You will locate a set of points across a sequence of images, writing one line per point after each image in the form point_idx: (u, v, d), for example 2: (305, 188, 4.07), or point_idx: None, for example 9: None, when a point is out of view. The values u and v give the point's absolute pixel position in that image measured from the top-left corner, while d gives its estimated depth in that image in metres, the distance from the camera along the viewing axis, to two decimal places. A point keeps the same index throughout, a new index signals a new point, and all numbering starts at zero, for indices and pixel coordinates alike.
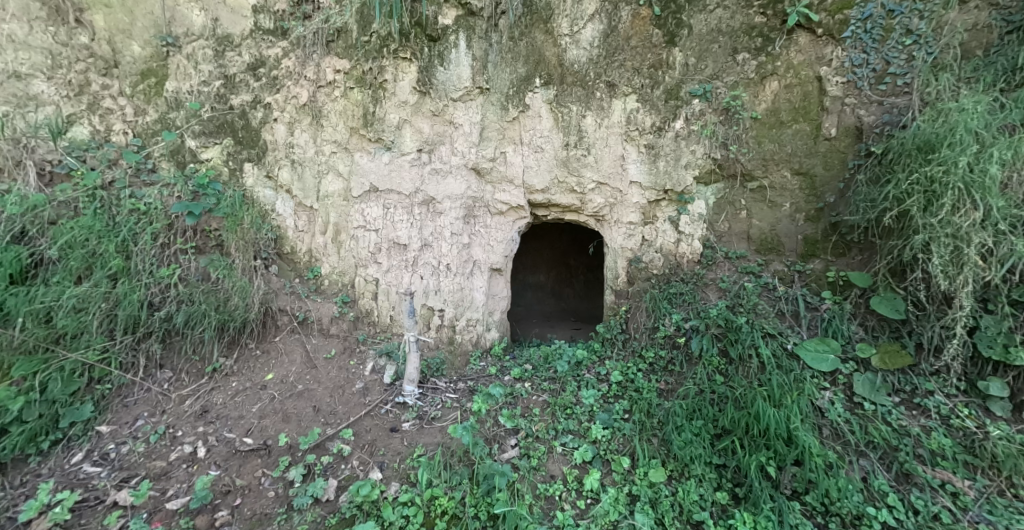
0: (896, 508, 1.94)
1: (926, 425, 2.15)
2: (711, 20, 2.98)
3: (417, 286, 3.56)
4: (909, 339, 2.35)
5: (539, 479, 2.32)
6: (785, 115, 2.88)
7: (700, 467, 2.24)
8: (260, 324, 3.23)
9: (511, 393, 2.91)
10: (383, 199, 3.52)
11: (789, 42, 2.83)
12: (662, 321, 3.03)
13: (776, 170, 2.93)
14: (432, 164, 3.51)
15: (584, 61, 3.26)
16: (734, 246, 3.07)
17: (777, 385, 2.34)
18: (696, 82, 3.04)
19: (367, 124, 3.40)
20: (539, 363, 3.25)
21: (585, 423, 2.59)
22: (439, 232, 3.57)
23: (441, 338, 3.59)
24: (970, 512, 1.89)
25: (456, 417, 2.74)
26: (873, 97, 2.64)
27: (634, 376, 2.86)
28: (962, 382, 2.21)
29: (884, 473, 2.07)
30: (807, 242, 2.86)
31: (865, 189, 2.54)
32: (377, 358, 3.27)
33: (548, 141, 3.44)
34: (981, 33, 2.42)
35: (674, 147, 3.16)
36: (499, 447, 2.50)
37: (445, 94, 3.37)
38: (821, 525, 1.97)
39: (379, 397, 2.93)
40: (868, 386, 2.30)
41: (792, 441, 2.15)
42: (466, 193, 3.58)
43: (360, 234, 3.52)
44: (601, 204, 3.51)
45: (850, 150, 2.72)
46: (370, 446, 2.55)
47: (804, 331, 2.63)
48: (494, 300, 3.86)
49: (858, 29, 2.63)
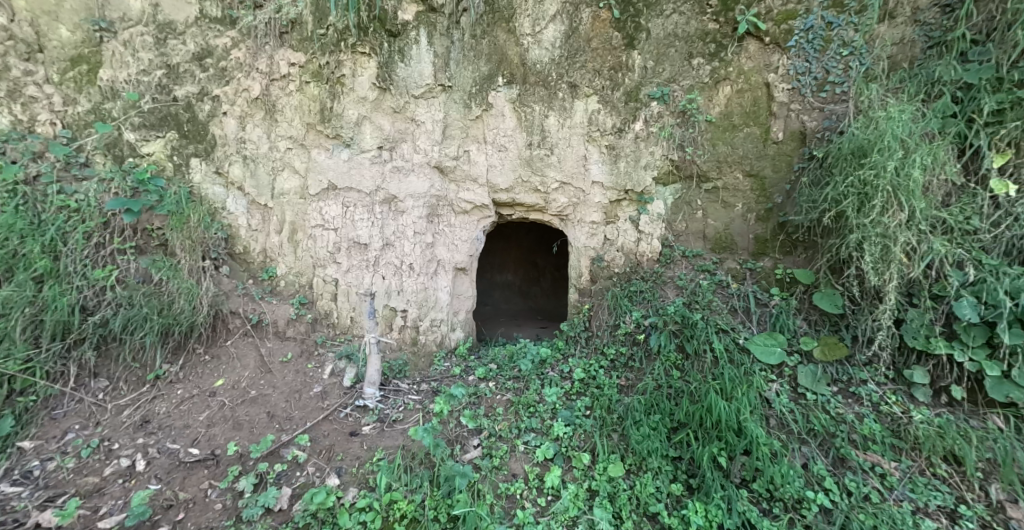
0: (832, 491, 2.05)
1: (859, 412, 2.29)
2: (668, 25, 3.07)
3: (378, 287, 3.49)
4: (846, 332, 2.50)
5: (500, 478, 2.32)
6: (737, 119, 3.00)
7: (656, 460, 2.31)
8: (210, 328, 3.07)
9: (474, 392, 2.90)
10: (342, 197, 3.43)
11: (740, 49, 2.95)
12: (622, 318, 3.10)
13: (729, 171, 3.05)
14: (394, 162, 3.44)
15: (546, 61, 3.29)
16: (690, 244, 3.17)
17: (729, 379, 2.44)
18: (654, 85, 3.13)
19: (324, 120, 3.30)
20: (503, 363, 3.26)
21: (548, 421, 2.61)
22: (401, 230, 3.51)
23: (404, 339, 3.52)
24: (895, 492, 2.03)
25: (418, 419, 2.71)
26: (815, 103, 2.79)
27: (596, 373, 2.91)
28: (891, 370, 2.36)
29: (822, 458, 2.19)
30: (758, 241, 3.00)
31: (807, 191, 2.69)
32: (336, 361, 3.18)
33: (512, 140, 3.45)
34: (907, 47, 2.60)
35: (634, 148, 3.24)
36: (461, 447, 2.50)
37: (406, 91, 3.31)
38: (766, 510, 2.07)
39: (338, 400, 2.86)
40: (810, 377, 2.43)
41: (741, 432, 2.25)
42: (429, 192, 3.53)
43: (318, 233, 3.42)
44: (564, 204, 3.55)
45: (795, 154, 2.87)
46: (326, 452, 2.47)
47: (754, 326, 2.75)
48: (458, 300, 3.83)
49: (801, 39, 2.77)
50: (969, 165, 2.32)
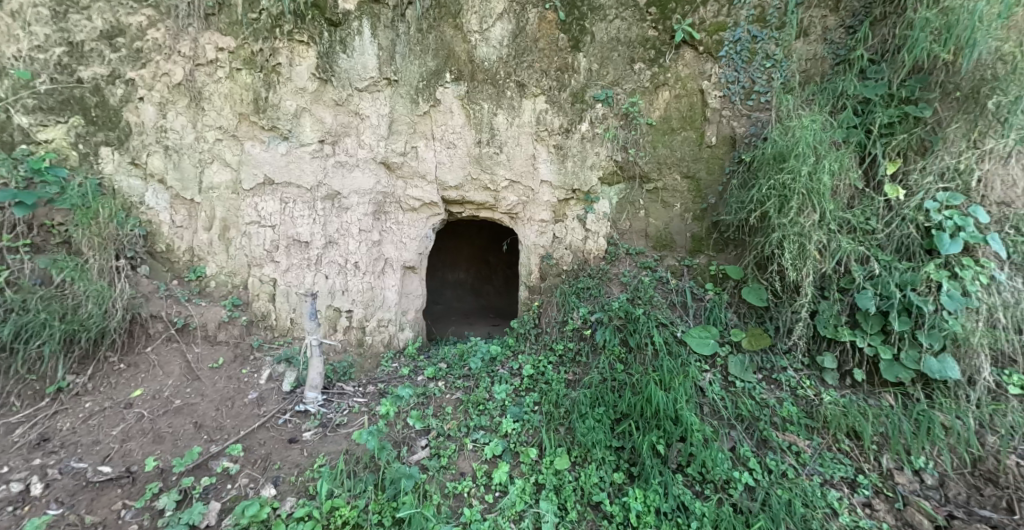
0: (756, 471, 2.21)
1: (779, 396, 2.48)
2: (611, 30, 3.17)
3: (321, 287, 3.35)
4: (769, 324, 2.70)
5: (447, 477, 2.31)
6: (675, 123, 3.15)
7: (600, 451, 2.38)
8: (125, 333, 2.83)
9: (423, 392, 2.87)
10: (280, 192, 3.26)
11: (677, 56, 3.10)
12: (570, 315, 3.18)
13: (668, 173, 3.20)
14: (336, 156, 3.31)
15: (494, 60, 3.30)
16: (634, 242, 3.31)
17: (667, 370, 2.57)
18: (599, 87, 3.22)
19: (258, 110, 3.12)
20: (454, 361, 3.24)
21: (496, 418, 2.63)
22: (345, 228, 3.39)
23: (349, 341, 3.41)
24: (808, 467, 2.22)
25: (363, 422, 2.65)
26: (743, 111, 2.99)
27: (545, 369, 2.96)
28: (806, 357, 2.58)
29: (748, 441, 2.35)
30: (695, 239, 3.17)
31: (737, 192, 2.88)
32: (275, 365, 3.02)
33: (460, 137, 3.43)
34: (818, 62, 2.83)
35: (581, 148, 3.32)
36: (408, 449, 2.46)
37: (348, 83, 3.20)
38: (699, 492, 2.20)
39: (276, 407, 2.72)
40: (739, 366, 2.60)
41: (678, 420, 2.37)
42: (375, 189, 3.44)
43: (254, 230, 3.24)
44: (513, 203, 3.58)
45: (727, 157, 3.06)
46: (261, 461, 2.35)
47: (690, 319, 2.90)
48: (407, 299, 3.76)
49: (730, 50, 2.96)
50: (868, 171, 2.57)
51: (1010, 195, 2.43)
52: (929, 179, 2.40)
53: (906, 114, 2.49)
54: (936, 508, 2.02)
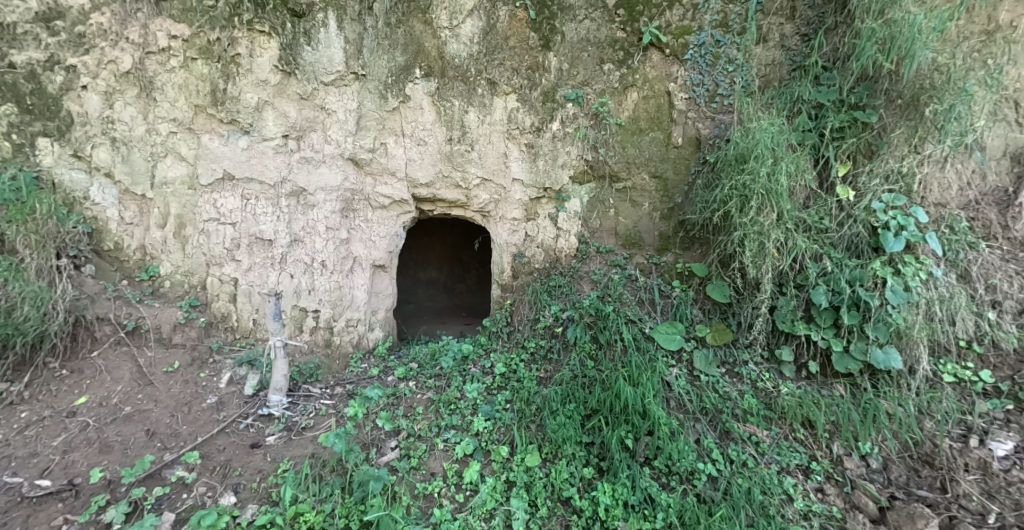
0: (718, 461, 2.29)
1: (741, 389, 2.57)
2: (581, 30, 3.20)
3: (286, 286, 3.25)
4: (732, 319, 2.79)
5: (417, 478, 2.29)
6: (643, 124, 3.21)
7: (571, 446, 2.41)
8: (68, 337, 2.67)
9: (393, 393, 2.83)
10: (241, 188, 3.14)
11: (645, 58, 3.16)
12: (542, 312, 3.21)
13: (637, 173, 3.26)
14: (301, 152, 3.21)
15: (464, 56, 3.27)
16: (604, 241, 3.36)
17: (635, 366, 2.62)
18: (569, 87, 3.25)
19: (216, 102, 2.99)
20: (425, 361, 3.21)
21: (468, 417, 2.63)
22: (312, 226, 3.30)
23: (316, 341, 3.30)
24: (766, 456, 2.32)
25: (330, 424, 2.58)
26: (707, 113, 3.07)
27: (517, 367, 2.97)
28: (765, 351, 2.67)
29: (712, 432, 2.43)
30: (662, 238, 3.24)
31: (702, 192, 2.96)
32: (236, 368, 2.91)
33: (431, 134, 3.39)
34: (776, 68, 2.94)
35: (552, 147, 3.34)
36: (377, 451, 2.42)
37: (313, 76, 3.12)
38: (665, 484, 2.25)
39: (237, 411, 2.63)
40: (704, 361, 2.68)
41: (646, 414, 2.42)
42: (342, 185, 3.35)
43: (212, 227, 3.10)
44: (485, 201, 3.56)
45: (692, 157, 3.14)
46: (221, 468, 2.26)
47: (658, 316, 2.97)
48: (376, 299, 3.68)
49: (695, 53, 3.04)
50: (822, 173, 2.70)
51: (946, 196, 2.61)
52: (876, 181, 2.53)
53: (855, 120, 2.61)
54: (880, 490, 2.14)
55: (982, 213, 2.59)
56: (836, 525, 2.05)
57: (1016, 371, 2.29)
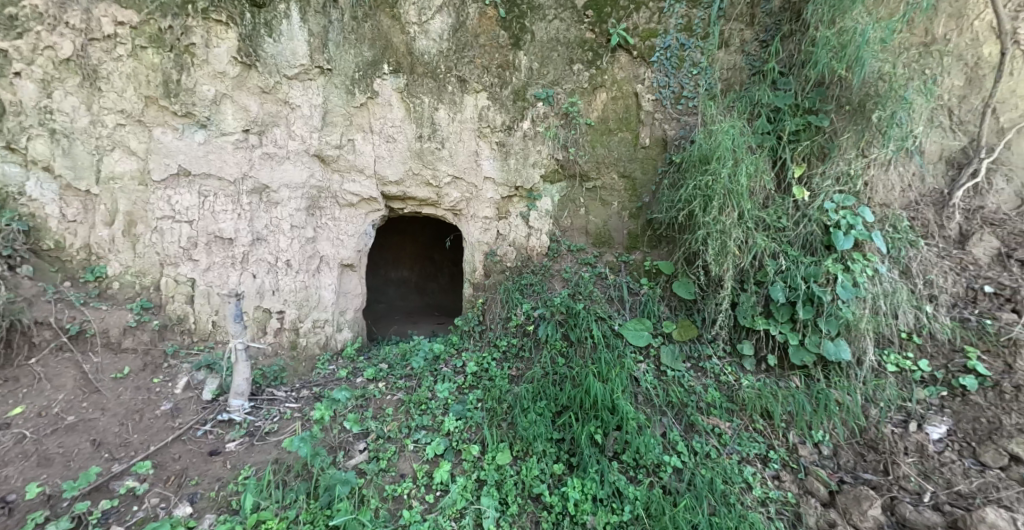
0: (683, 453, 2.35)
1: (705, 382, 2.65)
2: (550, 30, 3.22)
3: (247, 287, 3.13)
4: (697, 315, 2.87)
5: (386, 480, 2.25)
6: (612, 124, 3.26)
7: (542, 443, 2.43)
8: (2, 344, 2.48)
9: (362, 394, 2.78)
10: (198, 185, 3.00)
11: (613, 59, 3.20)
12: (514, 311, 3.22)
13: (606, 172, 3.31)
14: (263, 147, 3.10)
15: (433, 53, 3.24)
16: (575, 239, 3.39)
17: (605, 362, 2.66)
18: (540, 86, 3.27)
19: (169, 94, 2.85)
20: (395, 361, 3.16)
21: (439, 417, 2.60)
22: (276, 224, 3.20)
23: (280, 344, 3.19)
24: (728, 447, 2.40)
25: (295, 428, 2.51)
26: (673, 114, 3.14)
27: (488, 366, 2.97)
28: (728, 345, 2.76)
29: (677, 426, 2.50)
30: (631, 236, 3.29)
31: (668, 192, 3.03)
32: (193, 373, 2.79)
33: (400, 131, 3.33)
34: (737, 72, 3.05)
35: (523, 146, 3.35)
36: (345, 454, 2.37)
37: (275, 69, 3.01)
38: (633, 477, 2.30)
39: (194, 417, 2.51)
40: (670, 356, 2.75)
41: (615, 409, 2.46)
42: (307, 183, 3.26)
43: (166, 226, 2.96)
44: (457, 199, 3.53)
45: (659, 158, 3.21)
46: (176, 478, 2.16)
47: (627, 313, 3.02)
48: (345, 299, 3.59)
49: (661, 56, 3.11)
50: (779, 174, 2.81)
51: (890, 197, 2.77)
52: (828, 183, 2.66)
53: (809, 124, 2.73)
54: (830, 474, 2.26)
55: (921, 213, 2.76)
56: (791, 510, 2.14)
57: (950, 360, 2.43)
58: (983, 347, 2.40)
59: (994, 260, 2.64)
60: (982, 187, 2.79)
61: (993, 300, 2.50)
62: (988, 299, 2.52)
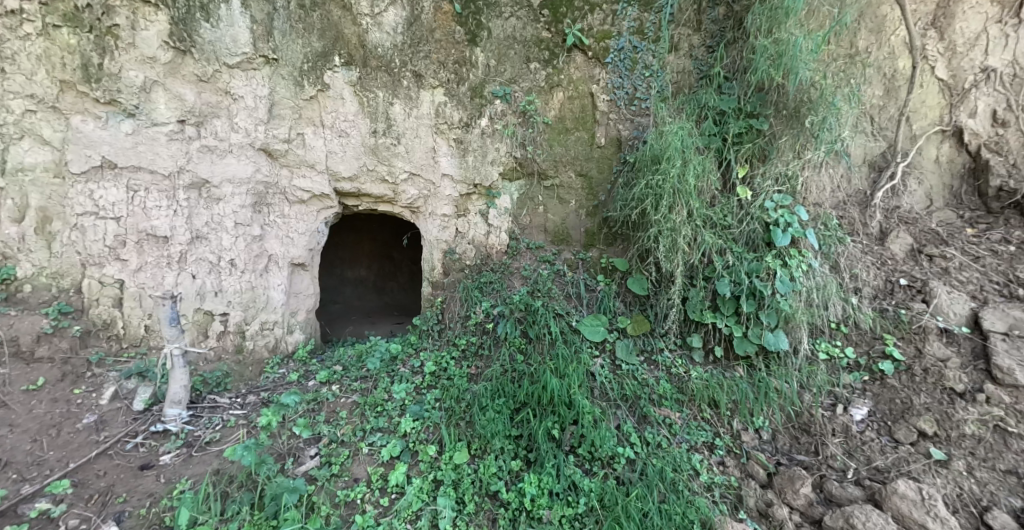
0: (636, 444, 2.42)
1: (657, 375, 2.74)
2: (507, 27, 3.22)
3: (186, 288, 2.93)
4: (650, 310, 2.96)
5: (338, 486, 2.19)
6: (569, 123, 3.30)
7: (500, 441, 2.42)
8: None
9: (314, 398, 2.67)
10: (126, 178, 2.77)
11: (569, 59, 3.24)
12: (473, 309, 3.21)
13: (564, 171, 3.35)
14: (202, 140, 2.91)
15: (387, 46, 3.16)
16: (534, 237, 3.41)
17: (562, 358, 2.69)
18: (497, 84, 3.26)
19: (90, 78, 2.62)
20: (350, 363, 3.07)
21: (395, 419, 2.55)
22: (218, 222, 3.01)
23: (224, 348, 3.02)
24: (677, 436, 2.48)
25: (239, 436, 2.38)
26: (628, 115, 3.21)
27: (447, 365, 2.93)
28: (679, 339, 2.86)
29: (631, 418, 2.57)
30: (588, 234, 3.34)
31: (622, 191, 3.10)
32: (122, 382, 2.59)
33: (353, 125, 3.23)
34: (686, 76, 3.16)
35: (480, 143, 3.33)
36: (294, 460, 2.28)
37: (213, 56, 2.84)
38: (588, 470, 2.34)
39: (123, 430, 2.33)
40: (625, 350, 2.82)
41: (572, 404, 2.49)
42: (253, 177, 3.09)
43: (89, 222, 2.73)
44: (414, 196, 3.46)
45: (614, 157, 3.27)
46: (100, 496, 1.99)
47: (584, 309, 3.07)
48: (296, 299, 3.44)
49: (615, 58, 3.18)
50: (725, 175, 2.94)
51: (822, 198, 2.97)
52: (768, 183, 2.80)
53: (752, 127, 2.87)
54: (768, 458, 2.40)
55: (848, 212, 2.97)
56: (733, 494, 2.25)
57: (871, 347, 2.62)
58: (899, 334, 2.60)
59: (908, 255, 2.84)
60: (899, 189, 3.03)
61: (907, 292, 2.70)
62: (903, 291, 2.71)
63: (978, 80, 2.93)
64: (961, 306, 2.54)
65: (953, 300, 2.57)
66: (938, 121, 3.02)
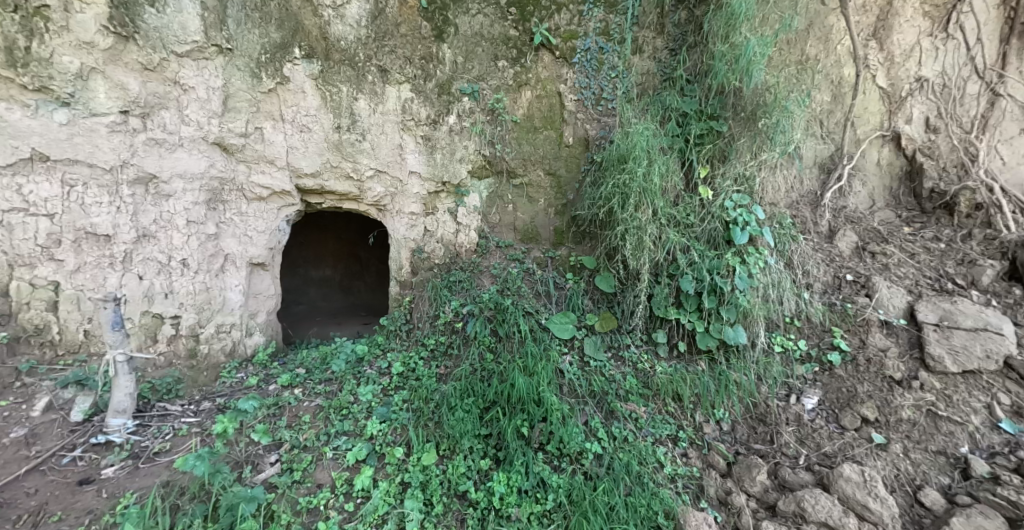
0: (604, 439, 2.45)
1: (624, 370, 2.78)
2: (474, 24, 3.20)
3: (131, 290, 2.76)
4: (617, 307, 3.01)
5: (300, 493, 2.12)
6: (537, 122, 3.31)
7: (469, 441, 2.41)
8: None
9: (275, 403, 2.58)
10: (61, 172, 2.58)
11: (537, 58, 3.25)
12: (442, 309, 3.17)
13: (533, 170, 3.36)
14: (148, 132, 2.74)
15: (350, 39, 3.08)
16: (503, 235, 3.40)
17: (531, 356, 2.70)
18: (464, 81, 3.23)
19: (16, 62, 2.42)
20: (314, 365, 2.98)
21: (361, 422, 2.49)
22: (168, 220, 2.84)
23: (176, 352, 2.86)
24: (643, 430, 2.54)
25: (192, 445, 2.26)
26: (595, 115, 3.25)
27: (415, 365, 2.89)
28: (645, 335, 2.92)
29: (599, 413, 2.60)
30: (557, 232, 3.36)
31: (590, 190, 3.14)
32: (59, 391, 2.42)
33: (315, 120, 3.14)
34: (650, 77, 3.22)
35: (449, 141, 3.29)
36: (253, 468, 2.19)
37: (160, 44, 2.68)
38: (557, 467, 2.35)
39: (58, 443, 2.18)
40: (593, 347, 2.86)
41: (540, 402, 2.50)
42: (206, 173, 2.95)
43: (18, 219, 2.53)
44: (380, 193, 3.39)
45: (581, 157, 3.30)
46: (32, 515, 1.85)
47: (553, 307, 3.08)
48: (256, 300, 3.31)
49: (581, 58, 3.21)
50: (687, 175, 3.02)
51: (777, 197, 3.10)
52: (728, 183, 2.88)
53: (712, 129, 2.96)
54: (728, 448, 2.48)
55: (801, 212, 3.12)
56: (695, 484, 2.33)
57: (821, 339, 2.75)
58: (846, 327, 2.74)
59: (853, 252, 3.01)
60: (846, 190, 3.20)
61: (853, 286, 2.86)
62: (849, 286, 2.86)
63: (913, 89, 3.14)
64: (900, 299, 2.71)
65: (893, 294, 2.74)
66: (880, 126, 3.21)
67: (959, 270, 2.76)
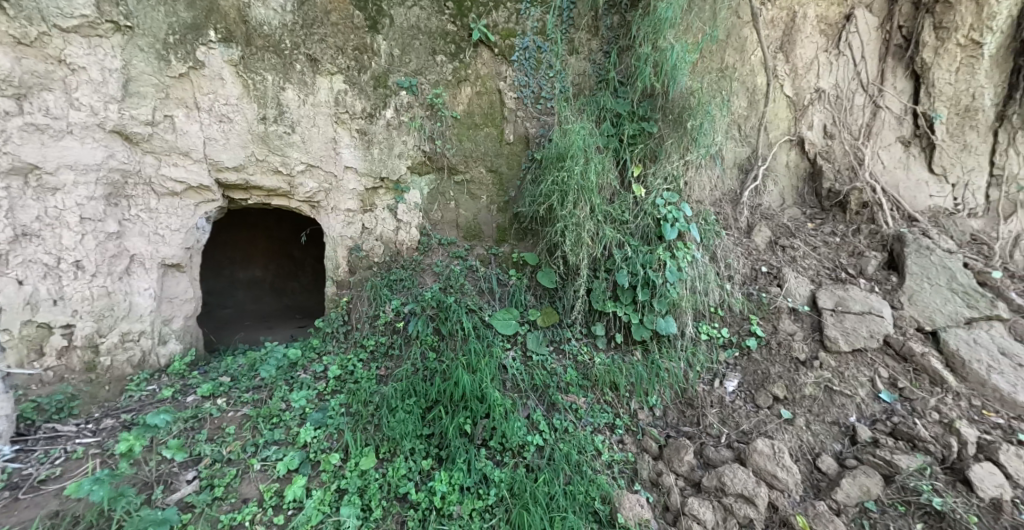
0: (545, 431, 2.48)
1: (564, 363, 2.84)
2: (410, 17, 3.12)
3: (9, 296, 2.41)
4: (559, 303, 3.06)
5: (222, 509, 1.98)
6: (477, 119, 3.30)
7: (410, 441, 2.36)
8: None
9: (194, 415, 2.38)
10: None
11: (476, 54, 3.23)
12: (382, 308, 3.06)
13: (474, 167, 3.34)
14: (27, 117, 2.41)
15: (275, 25, 2.90)
16: (446, 232, 3.36)
17: (474, 353, 2.68)
18: (401, 74, 3.14)
19: None
20: (241, 373, 2.79)
21: (293, 429, 2.35)
22: (57, 216, 2.52)
23: (69, 366, 2.55)
24: (582, 420, 2.61)
25: (89, 469, 2.03)
26: (534, 113, 3.28)
27: (354, 367, 2.79)
28: (585, 328, 3.00)
29: (540, 406, 2.64)
30: (499, 229, 3.37)
31: (530, 188, 3.17)
32: None
33: (237, 110, 2.92)
34: (586, 78, 3.30)
35: (386, 135, 3.19)
36: (166, 488, 2.01)
37: (37, 15, 2.36)
38: (499, 461, 2.36)
39: None
40: (535, 341, 2.89)
41: (483, 398, 2.48)
42: (103, 164, 2.64)
43: None
44: (313, 189, 3.22)
45: (522, 154, 3.32)
46: None
47: (496, 303, 3.09)
48: (172, 304, 3.07)
49: (520, 56, 3.23)
50: (622, 173, 3.14)
51: (703, 196, 3.30)
52: (659, 182, 3.00)
53: (644, 129, 3.09)
54: (660, 432, 2.62)
55: (724, 209, 3.35)
56: (630, 468, 2.43)
57: (741, 326, 2.96)
58: (761, 314, 2.98)
59: (768, 246, 3.25)
60: (761, 189, 3.47)
61: (768, 277, 3.10)
62: (765, 277, 3.11)
63: (814, 98, 3.46)
64: (805, 288, 2.99)
65: (799, 284, 3.01)
66: (789, 131, 3.52)
67: (850, 261, 3.10)
